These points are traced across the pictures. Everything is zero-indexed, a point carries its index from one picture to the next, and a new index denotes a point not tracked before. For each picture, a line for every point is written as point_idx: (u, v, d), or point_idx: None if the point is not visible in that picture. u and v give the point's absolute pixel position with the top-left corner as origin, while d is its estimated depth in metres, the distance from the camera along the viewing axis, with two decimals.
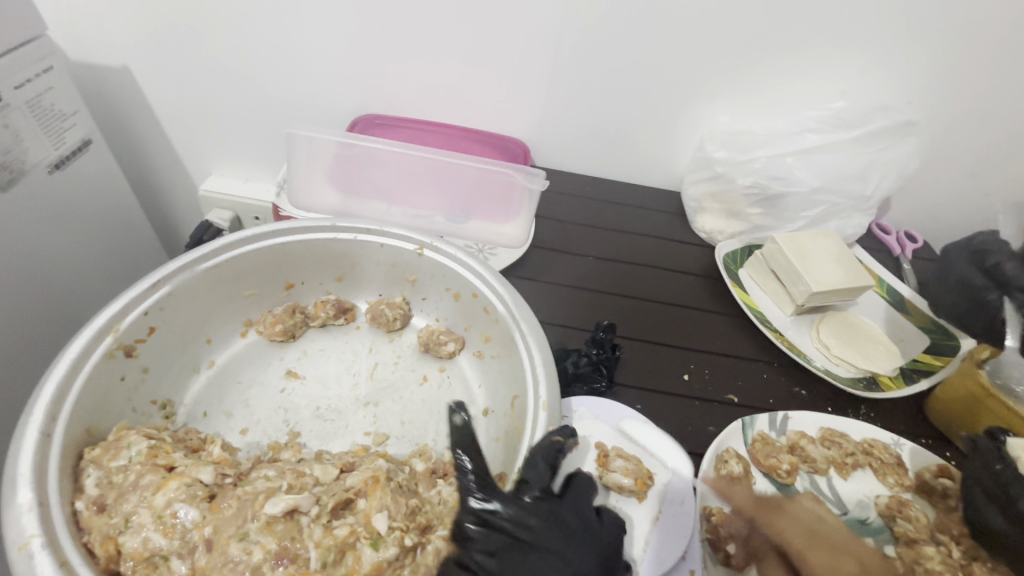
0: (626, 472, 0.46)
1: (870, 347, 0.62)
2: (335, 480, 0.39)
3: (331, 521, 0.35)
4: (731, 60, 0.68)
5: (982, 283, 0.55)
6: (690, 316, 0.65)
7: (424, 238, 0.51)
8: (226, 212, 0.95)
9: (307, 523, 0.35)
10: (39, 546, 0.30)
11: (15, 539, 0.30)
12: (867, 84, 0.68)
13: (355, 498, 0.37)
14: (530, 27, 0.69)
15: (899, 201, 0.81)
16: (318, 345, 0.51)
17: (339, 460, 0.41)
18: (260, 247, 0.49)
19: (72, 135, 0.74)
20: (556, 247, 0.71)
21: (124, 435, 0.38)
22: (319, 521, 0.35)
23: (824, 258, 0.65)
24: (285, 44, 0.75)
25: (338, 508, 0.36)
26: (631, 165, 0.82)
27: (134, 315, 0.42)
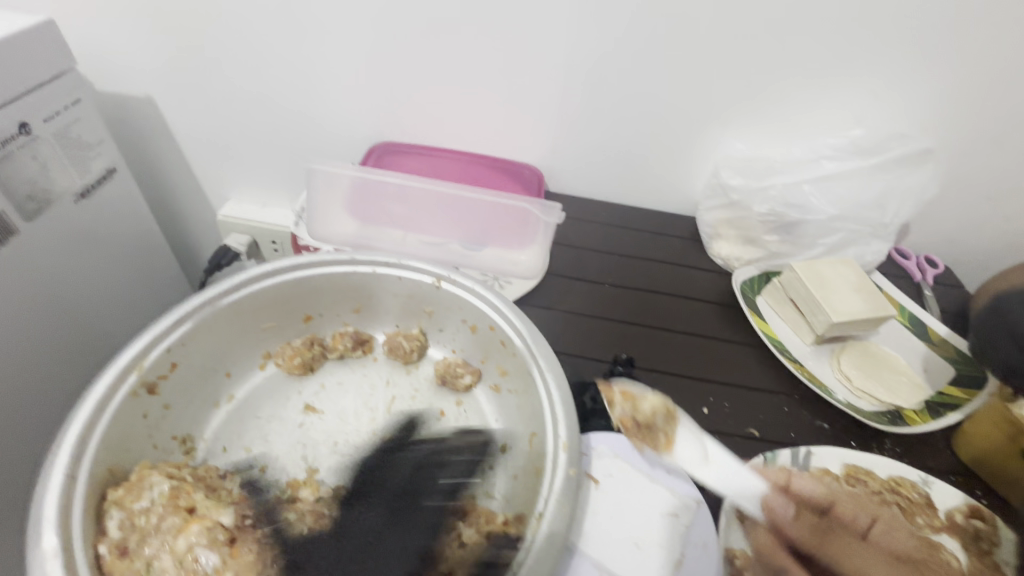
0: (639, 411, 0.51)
1: (893, 379, 0.61)
2: (352, 522, 0.39)
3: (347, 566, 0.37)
4: (745, 88, 0.68)
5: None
6: (707, 345, 0.65)
7: (440, 271, 0.52)
8: (243, 236, 0.96)
9: None
10: None
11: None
12: (885, 112, 0.67)
13: (370, 542, 0.39)
14: (543, 57, 0.69)
15: (920, 226, 0.79)
16: (336, 378, 0.51)
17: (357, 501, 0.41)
18: (279, 281, 0.49)
19: (97, 164, 0.76)
20: (572, 274, 0.71)
21: (146, 475, 0.39)
22: None
23: (843, 287, 0.64)
24: (304, 74, 0.77)
25: (355, 551, 0.38)
26: (646, 190, 0.82)
27: (156, 352, 0.42)
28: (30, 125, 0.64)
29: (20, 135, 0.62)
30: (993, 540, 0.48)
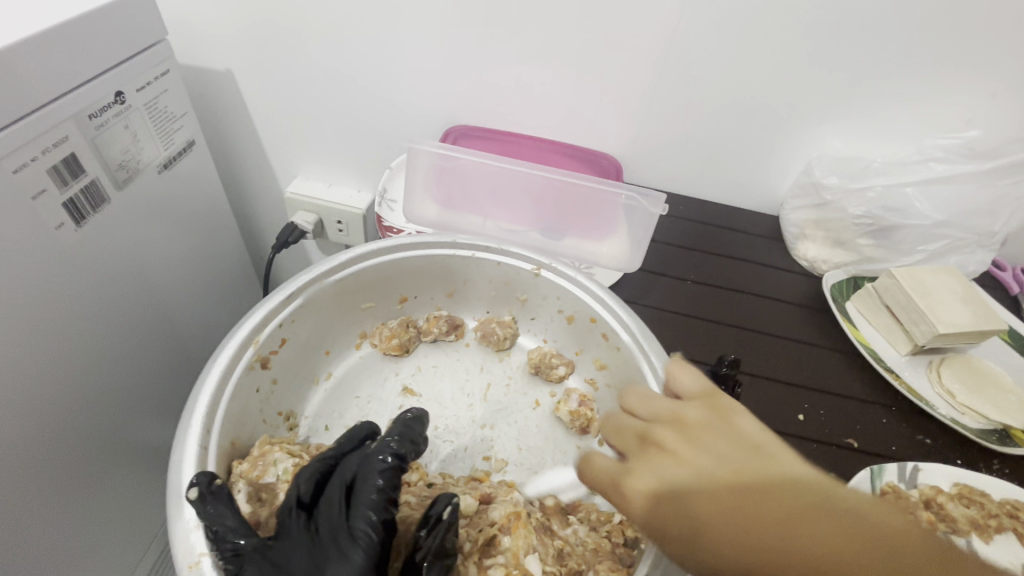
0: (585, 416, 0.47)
1: (1001, 395, 0.58)
2: (477, 513, 0.39)
3: (483, 560, 0.37)
4: (850, 83, 0.65)
5: None
6: (796, 349, 0.63)
7: (542, 259, 0.50)
8: (310, 215, 0.96)
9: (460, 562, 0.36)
10: (210, 565, 0.32)
11: (187, 558, 0.32)
12: (1003, 113, 0.63)
13: (498, 535, 0.38)
14: (638, 43, 0.67)
15: (1021, 237, 0.75)
16: (431, 361, 0.51)
17: (474, 492, 0.41)
18: (381, 261, 0.49)
19: (180, 136, 0.76)
20: (654, 269, 0.70)
21: (268, 450, 0.40)
22: (471, 559, 0.37)
23: (948, 296, 0.60)
24: (387, 52, 0.75)
25: (484, 545, 0.37)
26: (727, 185, 0.79)
27: (270, 328, 0.42)
28: (125, 95, 0.64)
29: (117, 104, 0.63)
30: None
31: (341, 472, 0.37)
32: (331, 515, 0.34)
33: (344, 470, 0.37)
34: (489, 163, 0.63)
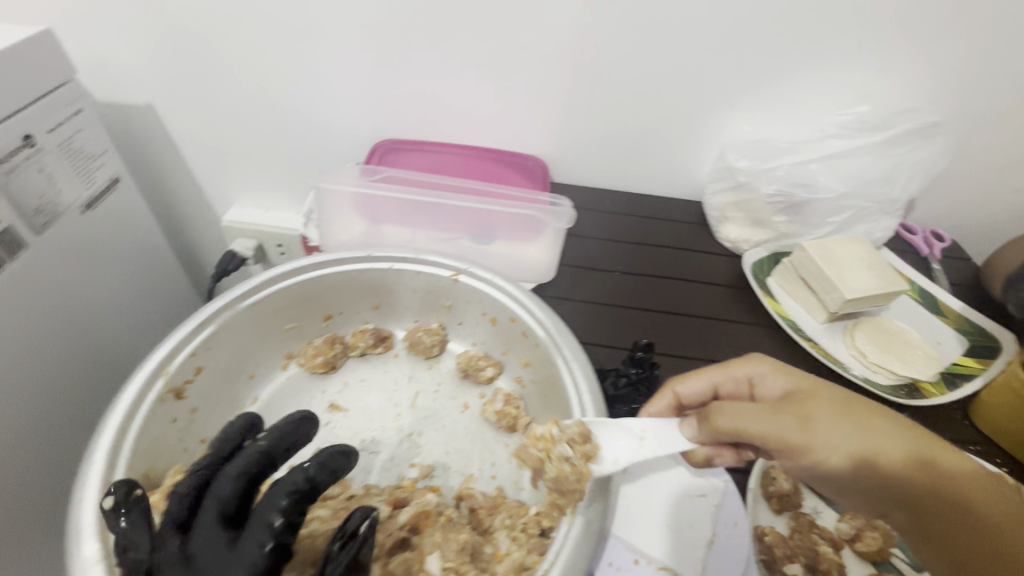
0: (510, 412, 0.49)
1: (908, 352, 0.62)
2: (389, 518, 0.40)
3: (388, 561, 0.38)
4: (749, 70, 0.68)
5: None
6: (720, 328, 0.66)
7: (459, 264, 0.51)
8: (249, 241, 0.96)
9: None
10: None
11: None
12: (890, 88, 0.68)
13: (409, 536, 0.40)
14: (547, 47, 0.69)
15: (926, 201, 0.80)
16: (359, 375, 0.52)
17: (390, 497, 0.42)
18: (298, 281, 0.49)
19: (102, 175, 0.75)
20: (582, 265, 0.71)
21: (179, 480, 0.39)
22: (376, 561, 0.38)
23: (855, 263, 0.64)
24: (306, 74, 0.76)
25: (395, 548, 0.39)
26: (652, 177, 0.82)
27: (181, 357, 0.42)
28: (34, 137, 0.63)
29: (26, 147, 0.62)
30: None
31: (216, 493, 0.34)
32: (211, 548, 0.32)
33: (218, 488, 0.34)
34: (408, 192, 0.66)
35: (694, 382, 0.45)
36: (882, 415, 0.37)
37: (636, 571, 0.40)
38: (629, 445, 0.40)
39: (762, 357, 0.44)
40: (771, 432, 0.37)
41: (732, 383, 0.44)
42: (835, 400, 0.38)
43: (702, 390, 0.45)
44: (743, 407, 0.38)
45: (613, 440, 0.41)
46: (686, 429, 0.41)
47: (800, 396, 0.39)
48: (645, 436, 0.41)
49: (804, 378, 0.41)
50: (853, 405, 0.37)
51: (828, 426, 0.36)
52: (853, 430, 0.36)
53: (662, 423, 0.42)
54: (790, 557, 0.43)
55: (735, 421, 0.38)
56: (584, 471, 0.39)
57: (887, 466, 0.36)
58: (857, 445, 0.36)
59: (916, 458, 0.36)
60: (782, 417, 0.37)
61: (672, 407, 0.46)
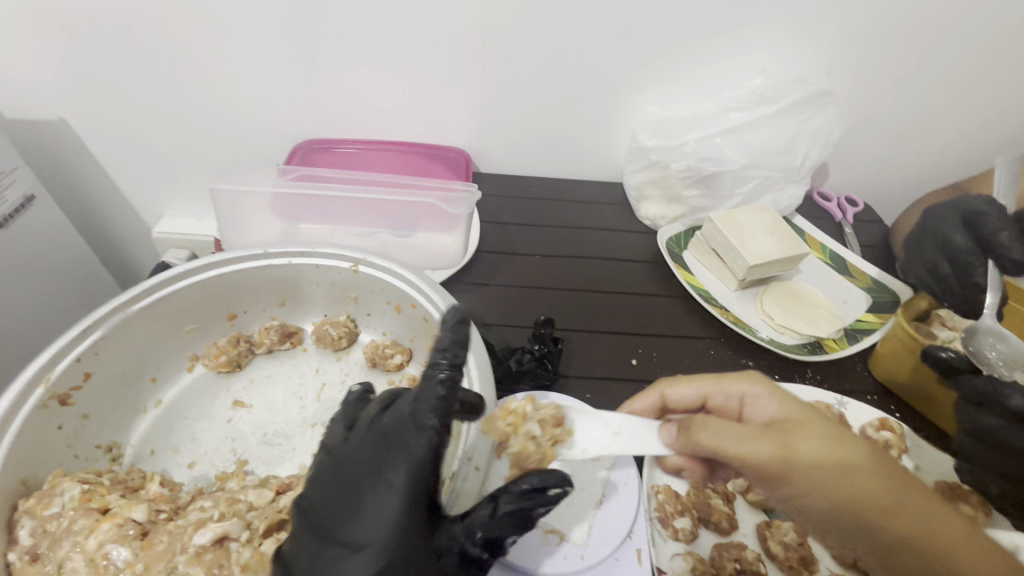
0: None
1: (812, 312, 0.64)
2: (270, 502, 0.39)
3: (262, 541, 0.36)
4: (653, 49, 0.70)
5: (948, 269, 0.59)
6: (637, 301, 0.66)
7: (357, 255, 0.52)
8: (182, 251, 0.96)
9: (236, 549, 0.35)
10: None
11: None
12: (783, 61, 0.70)
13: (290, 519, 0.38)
14: (454, 38, 0.70)
15: (836, 168, 0.83)
16: (265, 372, 0.52)
17: (276, 482, 0.41)
18: (193, 282, 0.49)
19: (13, 193, 0.71)
20: (503, 250, 0.72)
21: (58, 483, 0.38)
22: (249, 543, 0.35)
23: (760, 230, 0.66)
24: (217, 79, 0.75)
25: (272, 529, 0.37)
26: (573, 161, 0.84)
27: (65, 364, 0.42)
28: None
29: None
30: (901, 448, 0.50)
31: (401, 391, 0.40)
32: (397, 424, 0.37)
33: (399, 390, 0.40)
34: (318, 190, 0.65)
35: (685, 389, 0.45)
36: (868, 458, 0.35)
37: (523, 534, 0.41)
38: (601, 436, 0.42)
39: (760, 377, 0.42)
40: (751, 457, 0.35)
41: (723, 397, 0.43)
42: (834, 437, 0.36)
43: (692, 397, 0.45)
44: (727, 426, 0.36)
45: (587, 428, 0.43)
46: (663, 436, 0.40)
47: (789, 425, 0.37)
48: (620, 433, 0.42)
49: (800, 406, 0.38)
50: (847, 443, 0.35)
51: (805, 465, 0.35)
52: (833, 469, 0.35)
53: (640, 424, 0.42)
54: (680, 512, 0.44)
55: (714, 441, 0.36)
56: (548, 453, 0.42)
57: (864, 506, 0.35)
58: (839, 485, 0.35)
59: (891, 504, 0.35)
60: (764, 444, 0.35)
61: (656, 407, 0.46)
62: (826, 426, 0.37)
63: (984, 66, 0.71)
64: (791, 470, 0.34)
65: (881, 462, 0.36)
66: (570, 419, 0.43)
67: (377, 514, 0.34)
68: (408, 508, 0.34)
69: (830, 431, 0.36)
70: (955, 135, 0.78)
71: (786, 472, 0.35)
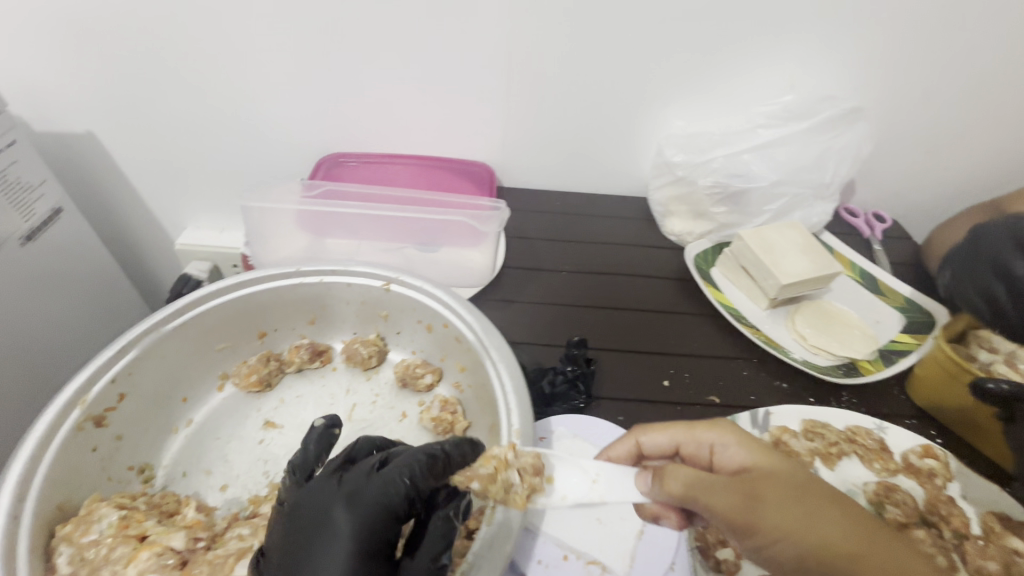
0: (437, 419, 0.49)
1: (846, 333, 0.63)
2: None
3: None
4: (681, 65, 0.69)
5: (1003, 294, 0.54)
6: (665, 319, 0.66)
7: (389, 273, 0.52)
8: (204, 262, 0.97)
9: None
10: None
11: None
12: (812, 76, 0.69)
13: None
14: (481, 52, 0.69)
15: (864, 184, 0.82)
16: (295, 391, 0.52)
17: None
18: (225, 301, 0.49)
19: (42, 206, 0.72)
20: (529, 266, 0.71)
21: (95, 508, 0.38)
22: None
23: (791, 249, 0.65)
24: (244, 92, 0.76)
25: None
26: (596, 175, 0.83)
27: (101, 385, 0.42)
28: None
29: None
30: (946, 476, 0.49)
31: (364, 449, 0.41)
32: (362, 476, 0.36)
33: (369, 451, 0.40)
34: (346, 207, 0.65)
35: (658, 436, 0.42)
36: (830, 506, 0.34)
37: (565, 566, 0.41)
38: (579, 484, 0.41)
39: (730, 427, 0.40)
40: (711, 505, 0.36)
41: (694, 446, 0.41)
42: (790, 480, 0.36)
43: (666, 447, 0.42)
44: (687, 473, 0.37)
45: (565, 475, 0.41)
46: (639, 484, 0.40)
47: (754, 475, 0.37)
48: (599, 480, 0.41)
49: (763, 453, 0.38)
50: (804, 486, 0.36)
51: (770, 513, 0.34)
52: (792, 514, 0.34)
53: (617, 470, 0.41)
54: (722, 541, 0.42)
55: (684, 489, 0.37)
56: (521, 503, 0.38)
57: (831, 557, 0.32)
58: (799, 531, 0.33)
59: (862, 552, 0.32)
60: (721, 491, 0.36)
61: (632, 456, 0.43)
62: (782, 472, 0.37)
63: (1018, 81, 0.69)
64: (751, 516, 0.34)
65: (844, 509, 0.35)
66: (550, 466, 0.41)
67: (327, 567, 0.32)
68: (359, 561, 0.33)
69: (785, 474, 0.36)
70: (987, 150, 0.77)
71: (751, 520, 0.35)
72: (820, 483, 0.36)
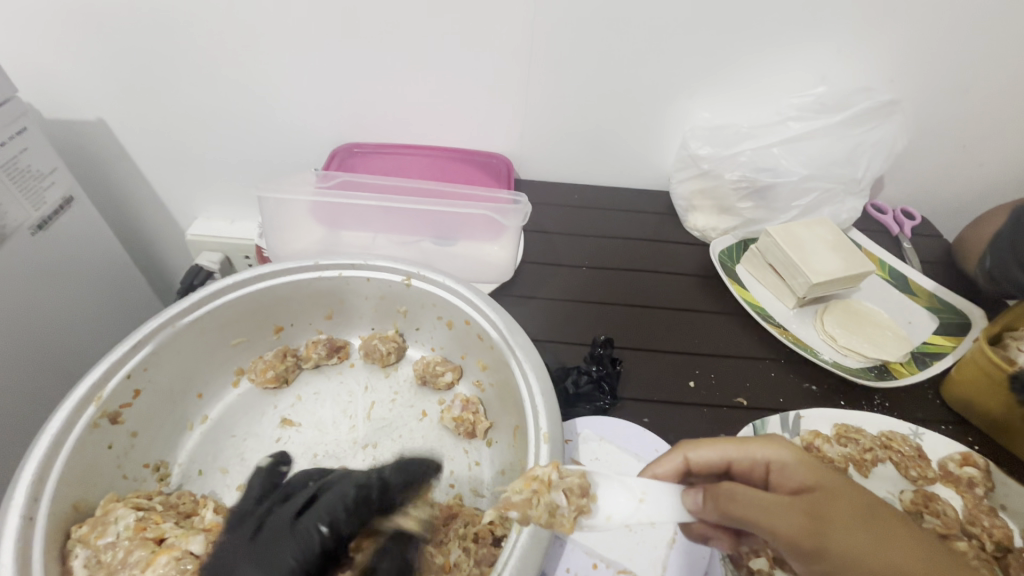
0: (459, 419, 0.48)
1: (877, 334, 0.61)
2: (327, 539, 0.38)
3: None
4: (709, 55, 0.67)
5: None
6: (689, 317, 0.64)
7: (410, 268, 0.50)
8: (214, 253, 0.96)
9: None
10: None
11: None
12: (846, 67, 0.67)
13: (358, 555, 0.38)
14: (502, 40, 0.67)
15: (893, 180, 0.79)
16: (313, 388, 0.51)
17: None
18: (242, 294, 0.48)
19: (52, 195, 0.70)
20: (548, 261, 0.69)
21: (111, 509, 0.38)
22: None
23: (821, 247, 0.63)
24: (258, 80, 0.74)
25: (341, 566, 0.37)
26: (616, 168, 0.81)
27: (115, 381, 0.41)
28: None
29: None
30: (986, 486, 0.48)
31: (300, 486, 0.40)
32: (280, 522, 0.35)
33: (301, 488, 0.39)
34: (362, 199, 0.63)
35: (708, 452, 0.39)
36: (903, 533, 0.32)
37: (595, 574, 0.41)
38: (627, 504, 0.36)
39: (785, 442, 0.38)
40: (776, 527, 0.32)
41: (748, 464, 0.38)
42: (857, 503, 0.33)
43: (716, 463, 0.40)
44: (747, 489, 0.34)
45: (611, 492, 0.37)
46: (687, 501, 0.36)
47: (818, 496, 0.33)
48: (646, 499, 0.36)
49: (825, 474, 0.35)
50: (873, 511, 0.33)
51: (841, 536, 0.31)
52: (864, 541, 0.31)
53: (664, 488, 0.37)
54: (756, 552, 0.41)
55: (747, 510, 0.33)
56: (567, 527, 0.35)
57: None
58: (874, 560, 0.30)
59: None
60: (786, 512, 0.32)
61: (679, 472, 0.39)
62: (849, 493, 0.34)
63: None
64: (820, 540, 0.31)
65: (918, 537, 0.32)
66: (595, 484, 0.37)
67: None
68: None
69: (851, 496, 0.34)
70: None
71: (821, 545, 0.31)
72: (888, 509, 0.33)
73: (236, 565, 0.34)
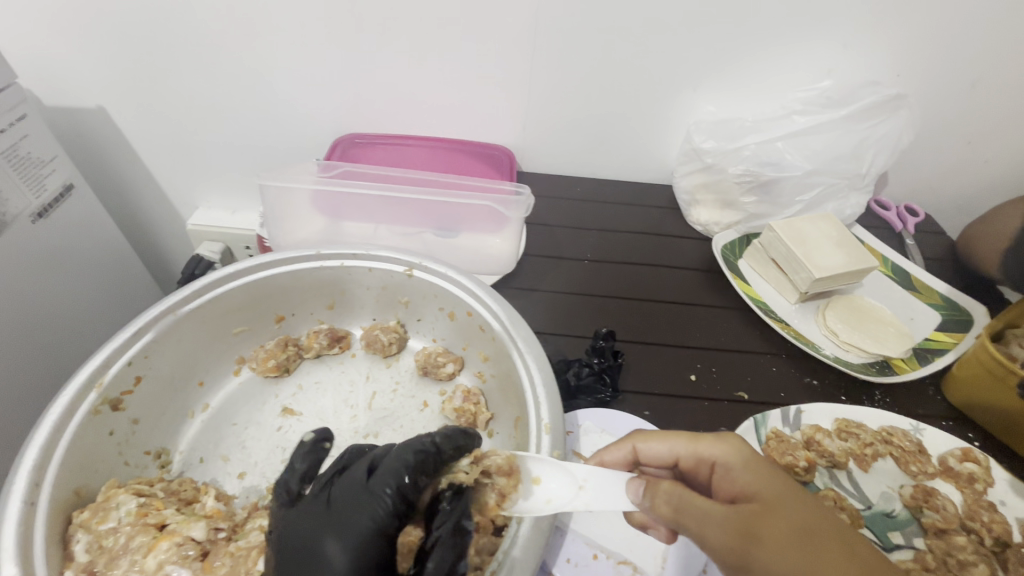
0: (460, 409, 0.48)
1: (879, 329, 0.61)
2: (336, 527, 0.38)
3: None
4: (715, 47, 0.66)
5: None
6: (691, 311, 0.64)
7: (412, 259, 0.50)
8: (216, 243, 0.96)
9: None
10: None
11: None
12: (852, 61, 0.66)
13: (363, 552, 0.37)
14: (507, 30, 0.67)
15: (897, 176, 0.79)
16: (314, 377, 0.51)
17: None
18: (244, 283, 0.48)
19: (53, 182, 0.70)
20: (550, 254, 0.69)
21: (112, 495, 0.38)
22: None
23: (824, 242, 0.63)
24: (260, 69, 0.73)
25: None
26: (619, 161, 0.81)
27: (117, 368, 0.41)
28: None
29: None
30: (986, 482, 0.48)
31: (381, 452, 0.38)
32: (351, 482, 0.35)
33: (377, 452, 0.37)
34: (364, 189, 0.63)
35: (658, 446, 0.39)
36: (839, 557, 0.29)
37: (596, 565, 0.41)
38: (562, 488, 0.37)
39: (737, 442, 0.36)
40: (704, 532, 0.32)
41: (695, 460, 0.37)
42: (799, 520, 0.31)
43: (665, 458, 0.39)
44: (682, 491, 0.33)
45: (549, 476, 0.38)
46: (630, 492, 0.36)
47: (755, 507, 0.32)
48: (585, 487, 0.37)
49: (772, 485, 0.33)
50: (813, 532, 0.30)
51: (768, 547, 0.30)
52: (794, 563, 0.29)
53: (607, 476, 0.38)
54: None
55: (677, 510, 0.33)
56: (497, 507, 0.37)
57: None
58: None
59: None
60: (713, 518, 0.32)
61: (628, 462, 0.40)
62: (791, 510, 0.32)
63: None
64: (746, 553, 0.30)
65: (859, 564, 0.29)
66: (529, 467, 0.39)
67: None
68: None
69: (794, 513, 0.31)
70: None
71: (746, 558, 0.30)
72: (835, 531, 0.31)
73: (305, 531, 0.33)
